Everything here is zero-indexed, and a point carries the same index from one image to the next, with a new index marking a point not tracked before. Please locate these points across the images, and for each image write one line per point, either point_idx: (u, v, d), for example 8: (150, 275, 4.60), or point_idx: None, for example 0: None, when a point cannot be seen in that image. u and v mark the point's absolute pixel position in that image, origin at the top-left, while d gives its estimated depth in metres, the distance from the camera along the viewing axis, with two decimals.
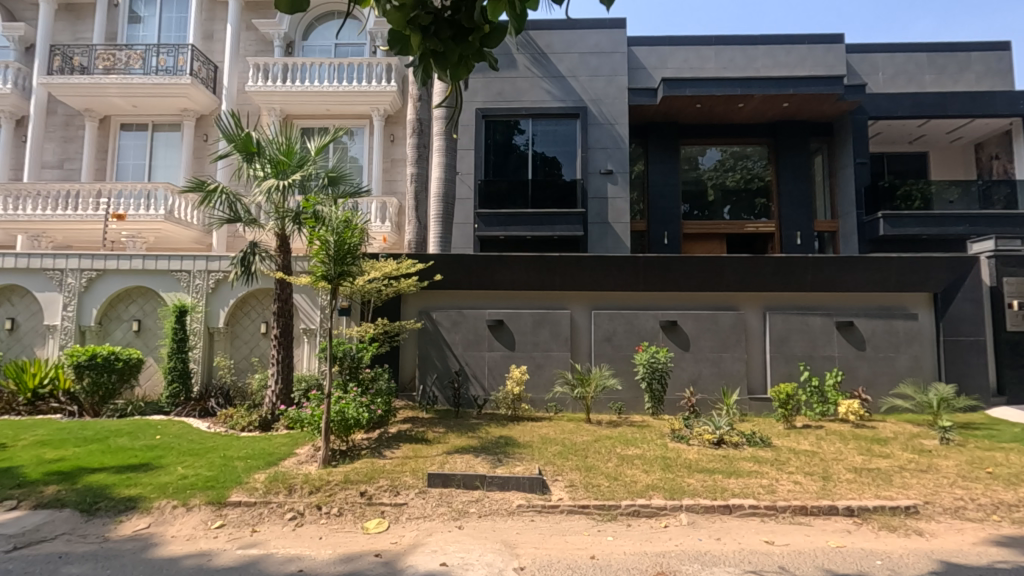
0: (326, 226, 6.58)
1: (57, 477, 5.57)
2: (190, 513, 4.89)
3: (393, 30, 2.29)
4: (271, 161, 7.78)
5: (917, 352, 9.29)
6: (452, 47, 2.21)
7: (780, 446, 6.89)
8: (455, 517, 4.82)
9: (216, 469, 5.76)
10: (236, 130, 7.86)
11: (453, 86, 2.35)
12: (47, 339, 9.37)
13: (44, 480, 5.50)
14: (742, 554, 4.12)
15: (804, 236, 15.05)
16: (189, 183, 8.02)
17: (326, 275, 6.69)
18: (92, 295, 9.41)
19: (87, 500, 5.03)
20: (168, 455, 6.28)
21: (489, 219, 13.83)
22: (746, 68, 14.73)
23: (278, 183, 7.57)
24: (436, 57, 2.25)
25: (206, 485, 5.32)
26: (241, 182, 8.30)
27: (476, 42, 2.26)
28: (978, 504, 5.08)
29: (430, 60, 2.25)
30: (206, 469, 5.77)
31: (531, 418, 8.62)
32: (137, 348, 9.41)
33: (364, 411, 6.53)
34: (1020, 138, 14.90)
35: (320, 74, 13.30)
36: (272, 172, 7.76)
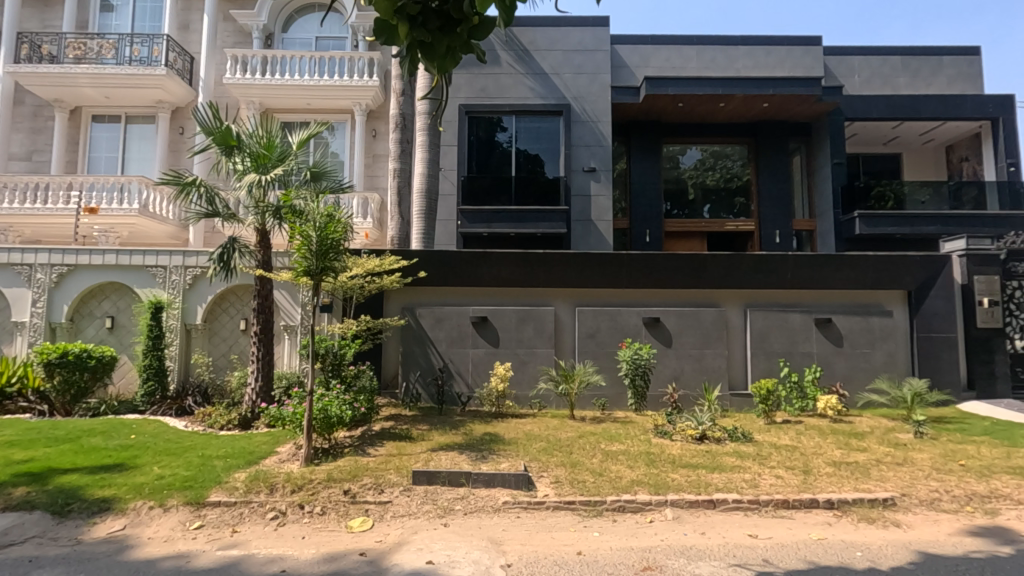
0: (308, 221, 6.47)
1: (27, 478, 5.39)
2: (168, 514, 4.76)
3: (379, 18, 2.15)
4: (251, 154, 7.62)
5: (892, 348, 9.51)
6: (440, 38, 2.19)
7: (762, 441, 6.99)
8: (440, 514, 4.78)
9: (194, 469, 5.62)
10: (214, 123, 7.68)
11: (439, 77, 2.32)
12: (15, 337, 9.07)
13: (13, 482, 5.31)
14: (727, 547, 4.16)
15: (783, 235, 15.29)
16: (166, 177, 7.83)
17: (308, 270, 6.55)
18: (63, 291, 9.13)
19: (59, 502, 4.87)
20: (144, 454, 6.11)
21: (472, 216, 13.77)
22: (727, 68, 14.89)
23: (259, 178, 7.42)
24: (424, 47, 2.22)
25: (183, 485, 5.19)
26: (221, 176, 8.13)
27: (464, 33, 2.22)
28: (952, 495, 5.21)
29: (418, 50, 2.23)
30: (184, 469, 5.64)
31: (515, 415, 8.61)
32: (111, 346, 9.16)
33: (347, 408, 6.43)
34: (989, 140, 15.33)
35: (300, 67, 13.08)
36: (252, 166, 7.61)
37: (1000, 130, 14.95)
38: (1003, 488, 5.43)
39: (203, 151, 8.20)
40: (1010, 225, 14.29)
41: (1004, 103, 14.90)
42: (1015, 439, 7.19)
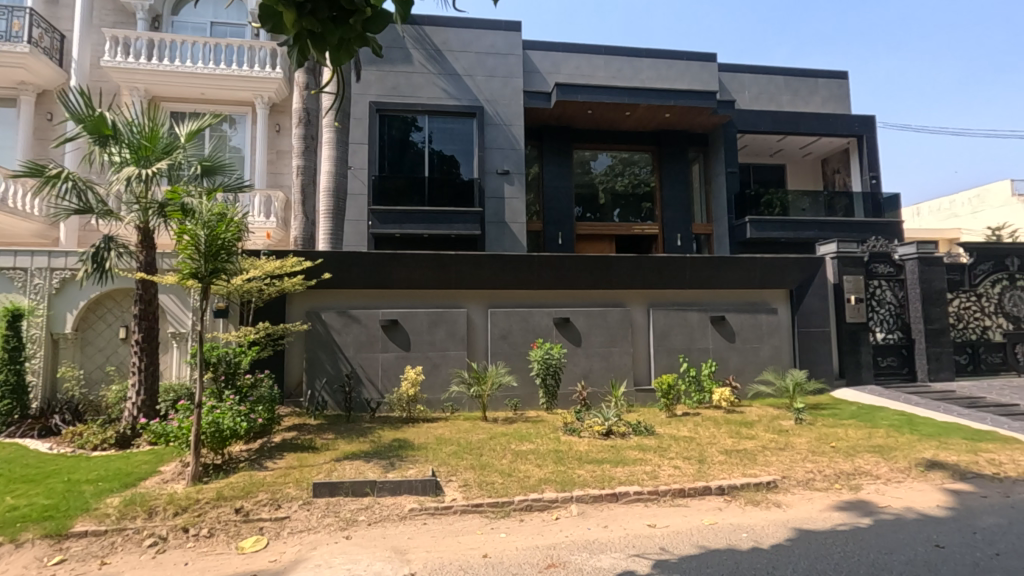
0: (196, 219, 5.95)
1: None
2: (21, 550, 4.19)
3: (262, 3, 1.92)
4: (130, 145, 6.91)
5: (776, 342, 10.37)
6: (332, 29, 1.93)
7: (662, 433, 7.35)
8: (342, 527, 4.57)
9: (58, 496, 5.00)
10: (84, 110, 6.90)
11: (331, 68, 2.09)
12: None
13: None
14: (627, 539, 4.31)
15: (684, 238, 16.25)
16: (24, 167, 6.88)
17: (196, 272, 6.05)
18: None
19: None
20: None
21: (384, 216, 13.41)
22: (633, 79, 15.60)
23: (139, 172, 6.71)
24: (312, 36, 1.94)
25: (43, 515, 4.60)
26: (95, 168, 7.33)
27: (358, 25, 1.96)
28: (824, 475, 5.75)
29: (307, 41, 1.98)
30: (45, 497, 5.00)
31: (426, 420, 8.47)
32: None
33: (242, 420, 6.00)
34: (856, 155, 17.20)
35: (193, 53, 12.10)
36: (131, 158, 6.90)
37: (864, 147, 16.82)
38: (865, 465, 6.08)
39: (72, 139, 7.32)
40: (872, 231, 16.09)
41: (867, 122, 16.77)
42: (876, 421, 8.08)
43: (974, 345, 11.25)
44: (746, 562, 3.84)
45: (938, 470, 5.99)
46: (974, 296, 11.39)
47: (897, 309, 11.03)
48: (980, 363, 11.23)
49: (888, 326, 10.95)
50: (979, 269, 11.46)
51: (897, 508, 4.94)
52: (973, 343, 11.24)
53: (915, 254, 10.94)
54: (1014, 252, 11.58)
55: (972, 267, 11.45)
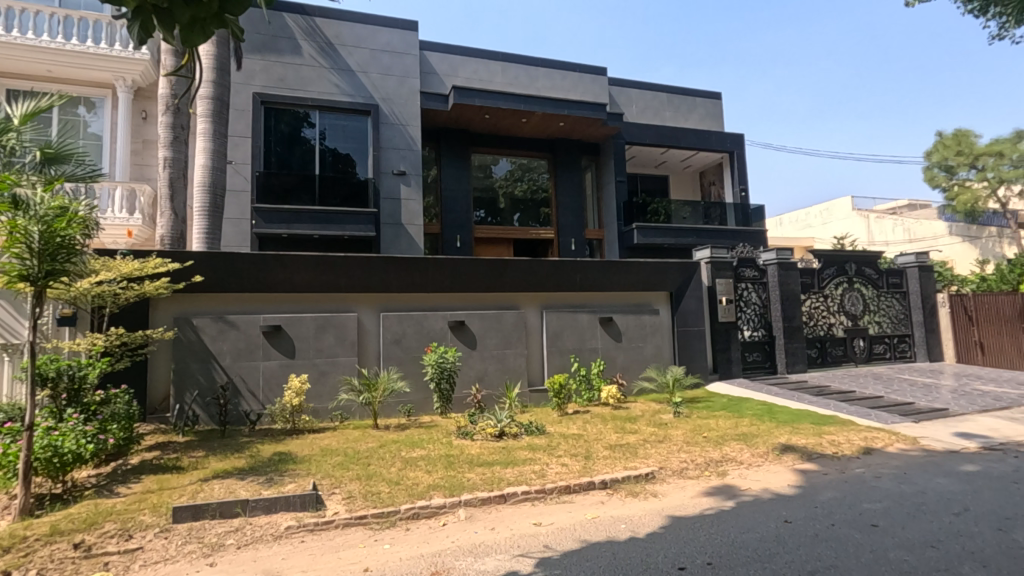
0: (27, 213, 5.13)
1: None
2: None
3: None
4: None
5: (659, 341, 11.07)
6: (180, 6, 1.92)
7: (553, 432, 7.54)
8: (207, 553, 4.16)
9: None
10: None
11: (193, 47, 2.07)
12: None
13: None
14: (513, 539, 4.35)
15: (578, 243, 16.88)
16: None
17: (29, 275, 5.27)
18: None
19: None
20: None
21: (268, 215, 12.57)
22: (529, 87, 15.96)
23: None
24: (160, 13, 1.93)
25: None
26: None
27: (212, 4, 1.93)
28: (696, 463, 6.21)
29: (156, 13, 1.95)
30: None
31: (313, 430, 8.02)
32: None
33: (89, 442, 5.28)
34: (728, 169, 18.90)
35: (36, 24, 10.54)
36: None
37: (735, 162, 18.54)
38: (731, 452, 6.65)
39: None
40: (741, 238, 17.76)
41: (736, 139, 18.49)
42: (742, 411, 8.89)
43: (822, 340, 12.77)
44: (623, 552, 4.03)
45: (790, 452, 6.70)
46: (821, 297, 12.94)
47: (760, 309, 12.24)
48: (827, 355, 12.76)
49: (753, 324, 12.14)
50: (826, 273, 13.04)
51: (756, 489, 5.44)
52: (821, 338, 12.76)
53: (775, 259, 12.19)
54: (852, 258, 13.32)
55: (820, 271, 13.00)
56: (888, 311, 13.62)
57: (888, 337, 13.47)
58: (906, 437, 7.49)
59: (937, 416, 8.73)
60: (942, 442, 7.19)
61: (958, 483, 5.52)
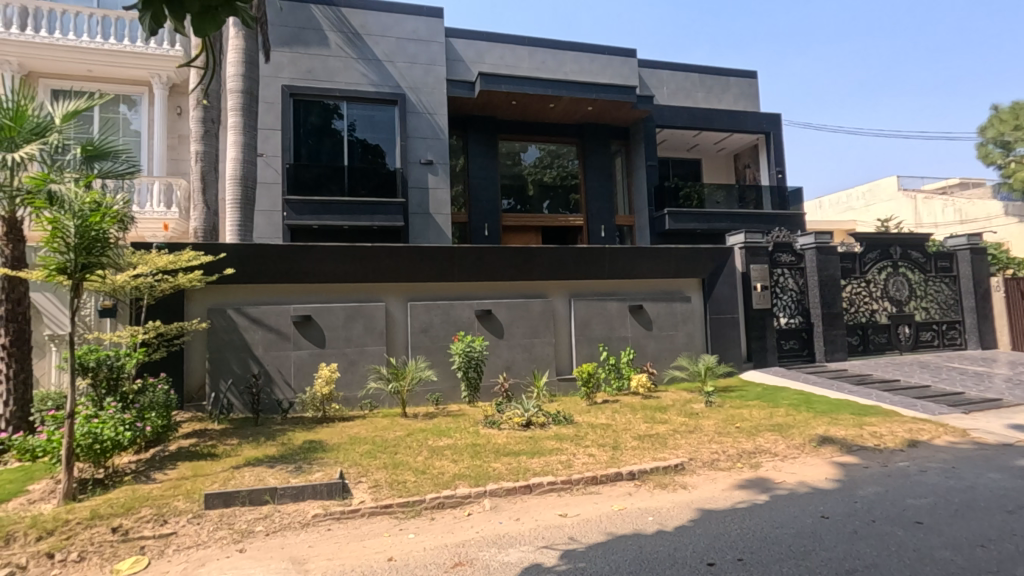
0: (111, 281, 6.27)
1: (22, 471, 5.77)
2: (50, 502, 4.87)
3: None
4: (74, 214, 5.20)
5: (691, 329, 10.91)
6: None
7: (581, 422, 7.56)
8: (236, 539, 4.28)
9: None
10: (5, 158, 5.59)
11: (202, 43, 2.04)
12: None
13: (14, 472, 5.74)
14: (538, 530, 4.32)
15: (607, 229, 16.43)
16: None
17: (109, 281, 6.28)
18: None
19: None
20: None
21: (299, 207, 12.45)
22: (557, 71, 15.45)
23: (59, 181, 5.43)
24: (170, 3, 1.90)
25: None
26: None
27: None
28: (728, 455, 6.05)
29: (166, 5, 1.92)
30: None
31: (313, 441, 6.68)
32: None
33: (127, 430, 5.50)
34: (764, 151, 18.27)
35: (78, 25, 11.02)
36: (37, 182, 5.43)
37: (770, 144, 17.91)
38: (765, 443, 6.44)
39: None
40: (778, 222, 17.14)
41: (772, 119, 17.83)
42: (777, 401, 8.60)
43: (864, 327, 12.24)
44: (651, 546, 3.92)
45: (829, 444, 6.43)
46: (863, 282, 12.35)
47: (798, 295, 11.80)
48: (869, 343, 12.23)
49: (790, 311, 11.72)
50: (869, 257, 12.44)
51: (792, 483, 5.24)
52: (863, 325, 12.22)
53: (814, 243, 11.71)
54: (897, 241, 12.67)
55: (862, 255, 12.41)
56: (936, 297, 12.93)
57: (936, 323, 12.84)
58: (956, 429, 7.12)
59: (989, 406, 8.26)
60: (995, 435, 6.80)
61: (1011, 479, 5.20)
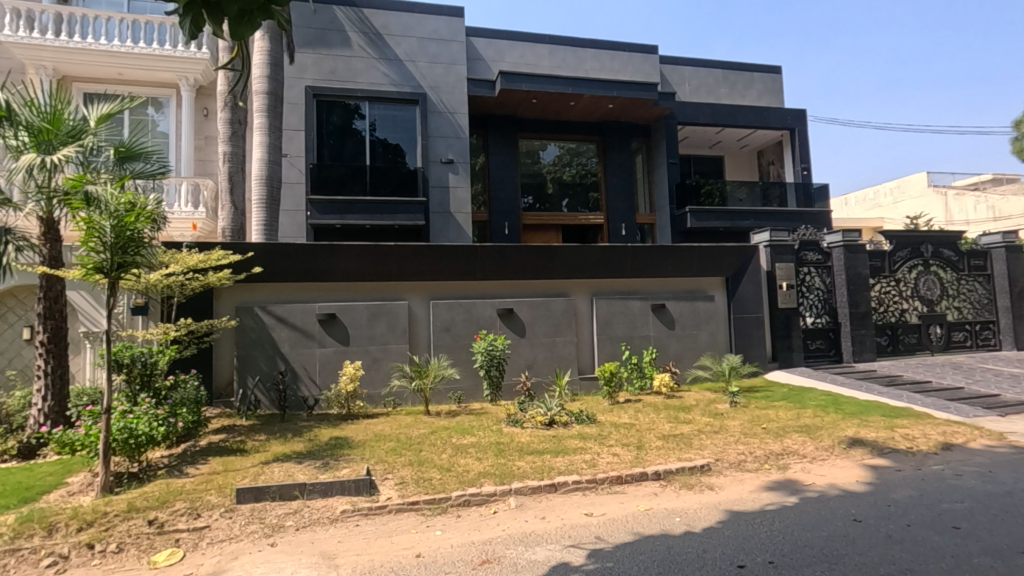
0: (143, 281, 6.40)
1: (59, 465, 5.94)
2: (88, 493, 5.03)
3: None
4: (112, 215, 5.33)
5: (714, 328, 10.79)
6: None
7: (604, 421, 7.52)
8: (267, 533, 4.36)
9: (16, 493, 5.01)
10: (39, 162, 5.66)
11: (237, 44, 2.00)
12: None
13: (53, 465, 5.92)
14: (564, 529, 4.31)
15: (628, 228, 16.33)
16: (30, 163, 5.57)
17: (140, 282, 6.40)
18: None
19: None
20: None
21: (322, 206, 12.61)
22: (577, 68, 15.38)
23: (96, 183, 5.58)
24: (209, 7, 1.88)
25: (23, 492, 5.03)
26: (15, 175, 5.72)
27: None
28: (755, 456, 5.97)
29: (202, 8, 1.89)
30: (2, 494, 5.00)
31: (339, 438, 6.76)
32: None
33: (160, 424, 5.64)
34: (788, 147, 17.96)
35: (109, 30, 11.31)
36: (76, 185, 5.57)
37: (795, 140, 17.59)
38: (793, 445, 6.34)
39: (20, 161, 5.61)
40: (803, 220, 16.84)
41: (797, 115, 17.51)
42: (804, 402, 8.46)
43: (894, 327, 11.96)
44: (679, 547, 3.89)
45: (859, 446, 6.31)
46: (893, 281, 12.07)
47: (825, 294, 11.58)
48: (899, 343, 11.96)
49: (817, 311, 11.50)
50: (898, 255, 12.15)
51: (822, 485, 5.15)
52: (893, 325, 11.95)
53: (841, 241, 11.48)
54: (928, 239, 12.36)
55: (891, 253, 12.13)
56: (969, 296, 12.59)
57: (969, 323, 12.49)
58: (991, 432, 6.92)
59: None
60: None
61: None
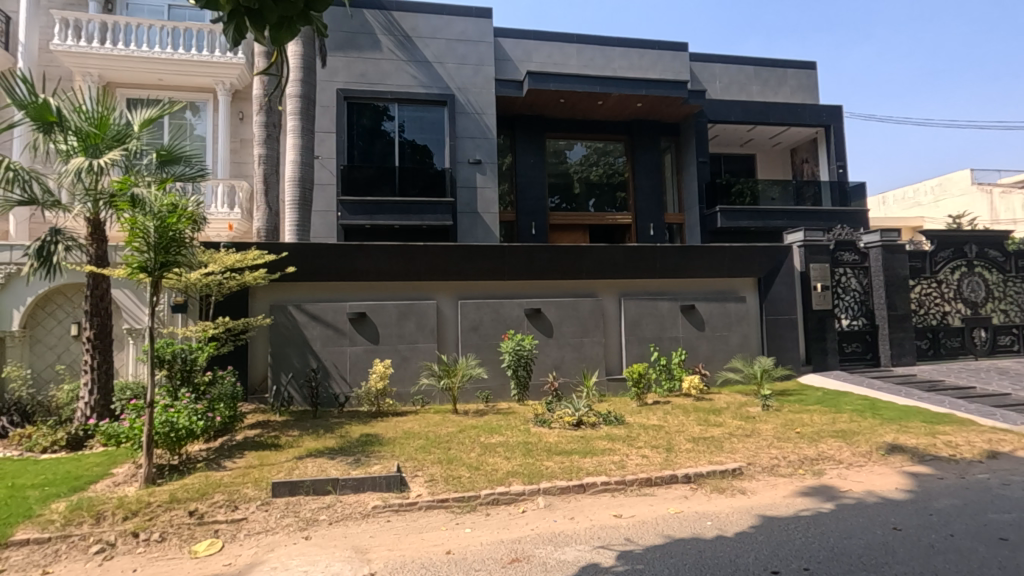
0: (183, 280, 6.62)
1: (103, 456, 6.18)
2: (131, 484, 5.23)
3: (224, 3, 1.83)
4: (154, 217, 5.53)
5: (745, 330, 10.60)
6: (270, 5, 1.83)
7: (632, 423, 7.46)
8: (302, 527, 4.47)
9: (64, 482, 5.23)
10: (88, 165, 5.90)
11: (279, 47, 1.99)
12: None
13: (97, 456, 6.15)
14: (594, 530, 4.30)
15: (657, 227, 16.16)
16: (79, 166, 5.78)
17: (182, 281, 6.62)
18: (13, 294, 7.94)
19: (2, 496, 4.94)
20: (23, 474, 5.57)
21: (352, 207, 12.82)
22: (605, 67, 15.29)
23: (141, 185, 5.79)
24: (252, 14, 1.86)
25: (70, 482, 5.26)
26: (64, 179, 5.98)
27: (300, 1, 1.85)
28: (789, 461, 5.85)
29: (245, 16, 1.87)
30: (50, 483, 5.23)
31: (369, 435, 6.88)
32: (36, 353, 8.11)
33: (199, 419, 5.82)
34: (823, 145, 17.51)
35: (150, 37, 11.70)
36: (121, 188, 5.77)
37: (831, 137, 17.14)
38: (828, 450, 6.19)
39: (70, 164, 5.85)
40: (838, 220, 16.40)
41: (833, 111, 17.05)
42: (840, 406, 8.24)
43: (935, 330, 11.55)
44: (711, 551, 3.84)
45: (899, 453, 6.12)
46: (934, 282, 11.66)
47: (862, 296, 11.26)
48: (940, 347, 11.55)
49: (853, 313, 11.18)
50: (940, 256, 11.74)
51: (859, 492, 5.02)
52: (934, 328, 11.54)
53: (879, 241, 11.13)
54: (972, 239, 11.90)
55: (932, 254, 11.72)
56: (1016, 298, 12.08)
57: (1016, 326, 11.99)
58: None
59: None
60: None
61: None
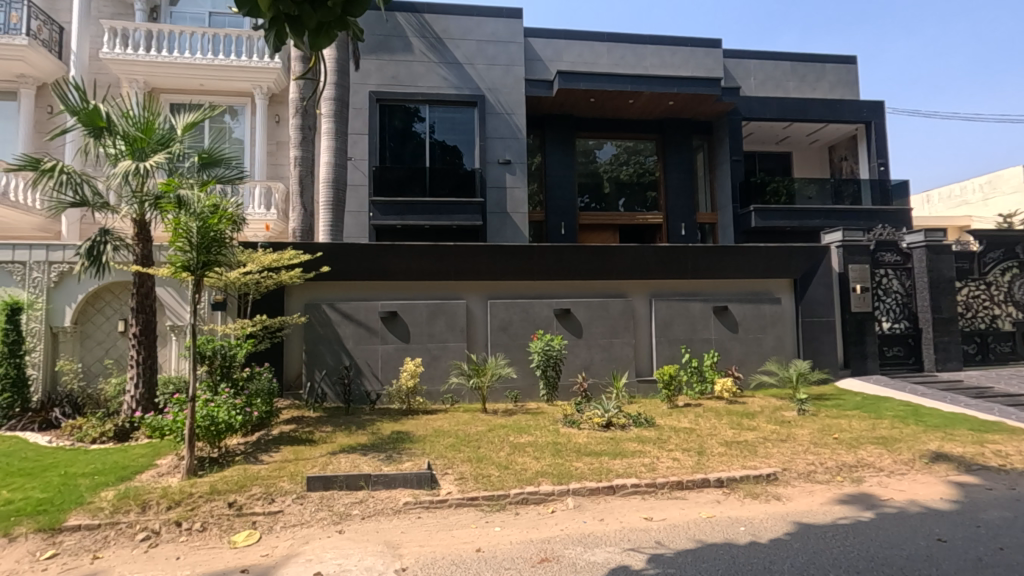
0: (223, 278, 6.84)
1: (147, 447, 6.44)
2: (173, 475, 5.44)
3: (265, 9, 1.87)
4: (197, 216, 5.73)
5: (780, 332, 10.36)
6: (308, 11, 1.86)
7: (662, 425, 7.37)
8: (336, 521, 4.57)
9: (110, 472, 5.48)
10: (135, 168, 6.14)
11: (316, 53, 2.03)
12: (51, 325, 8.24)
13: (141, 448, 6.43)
14: (624, 532, 4.27)
15: (688, 227, 15.92)
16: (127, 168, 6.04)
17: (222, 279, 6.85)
18: (64, 291, 8.32)
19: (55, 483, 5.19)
20: (75, 463, 5.86)
21: (384, 207, 13.02)
22: (636, 66, 15.14)
23: (184, 185, 6.01)
24: (291, 20, 1.89)
25: (118, 471, 5.51)
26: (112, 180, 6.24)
27: (337, 6, 1.88)
28: (826, 467, 5.69)
29: (285, 22, 1.91)
30: (99, 472, 5.49)
31: (400, 432, 6.98)
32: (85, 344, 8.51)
33: (238, 413, 6.00)
34: (863, 142, 16.95)
35: (192, 44, 12.12)
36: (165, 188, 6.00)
37: (872, 134, 16.57)
38: (868, 457, 6.00)
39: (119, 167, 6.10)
40: (879, 219, 15.86)
41: (874, 107, 16.48)
42: (880, 412, 7.97)
43: (983, 334, 11.07)
44: (744, 556, 3.78)
45: (944, 461, 5.88)
46: (983, 285, 11.17)
47: (904, 298, 10.86)
48: (988, 352, 11.06)
49: (895, 316, 10.80)
50: (989, 257, 11.24)
51: (900, 501, 4.85)
52: (982, 332, 11.05)
53: (923, 242, 10.71)
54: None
55: (981, 255, 11.22)
56: None
57: None
58: None
59: None
60: None
61: None
